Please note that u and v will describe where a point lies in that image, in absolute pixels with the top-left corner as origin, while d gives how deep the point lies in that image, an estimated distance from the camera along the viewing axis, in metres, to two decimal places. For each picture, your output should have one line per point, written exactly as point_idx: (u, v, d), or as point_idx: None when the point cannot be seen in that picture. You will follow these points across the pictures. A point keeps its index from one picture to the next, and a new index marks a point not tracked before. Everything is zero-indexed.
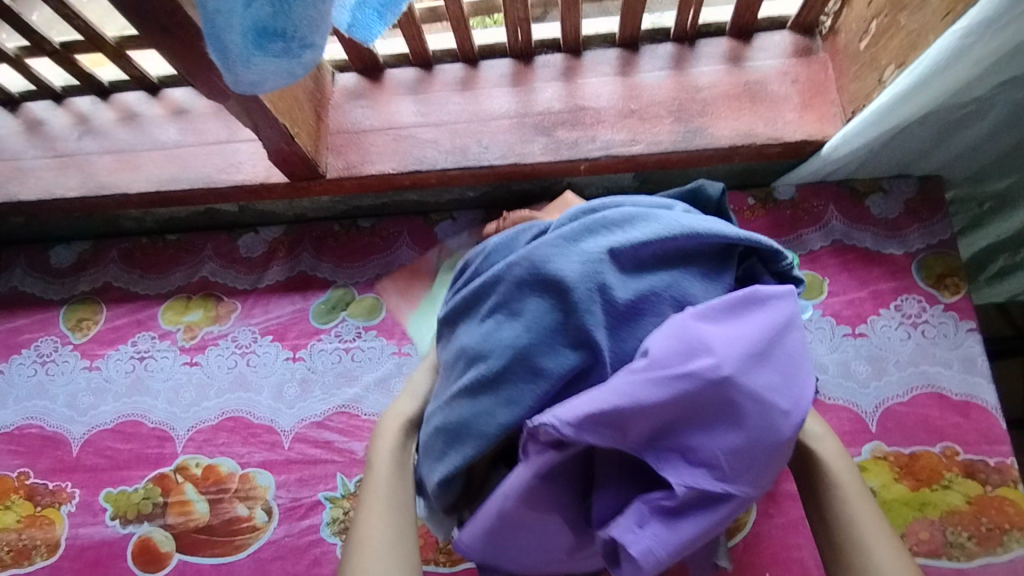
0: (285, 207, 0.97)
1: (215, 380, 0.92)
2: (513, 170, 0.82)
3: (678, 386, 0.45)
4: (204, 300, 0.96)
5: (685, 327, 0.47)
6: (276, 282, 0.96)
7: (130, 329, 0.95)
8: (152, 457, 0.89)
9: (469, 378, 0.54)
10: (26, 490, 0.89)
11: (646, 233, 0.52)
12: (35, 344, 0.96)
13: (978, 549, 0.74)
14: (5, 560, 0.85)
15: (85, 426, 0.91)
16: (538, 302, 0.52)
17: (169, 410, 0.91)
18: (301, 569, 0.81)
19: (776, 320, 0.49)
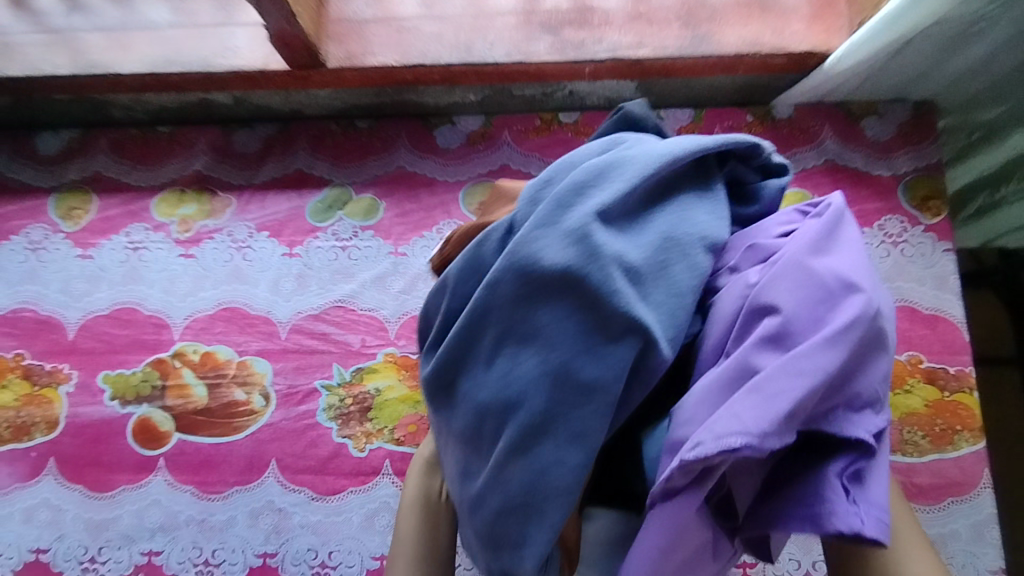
0: (283, 103, 0.94)
1: (211, 273, 0.92)
2: (517, 69, 0.81)
3: (846, 340, 0.39)
4: (198, 194, 0.95)
5: (811, 277, 0.41)
6: (272, 179, 0.96)
7: (122, 219, 0.95)
8: (150, 343, 0.90)
9: (511, 436, 0.45)
10: (23, 370, 0.90)
11: (624, 183, 0.45)
12: (25, 231, 0.95)
13: (930, 447, 0.81)
14: (4, 435, 0.88)
15: (81, 311, 0.92)
16: (558, 306, 0.44)
17: (166, 299, 0.92)
18: (299, 449, 0.85)
19: (854, 230, 0.46)
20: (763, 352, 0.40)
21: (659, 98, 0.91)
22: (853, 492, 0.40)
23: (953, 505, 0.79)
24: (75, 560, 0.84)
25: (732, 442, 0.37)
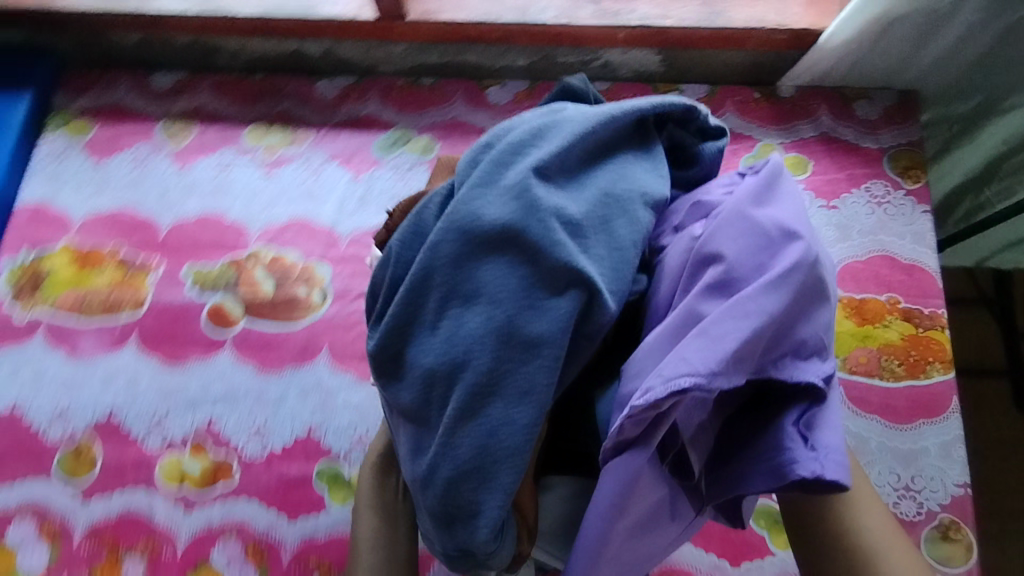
0: (362, 56, 1.12)
1: (287, 192, 1.07)
2: (563, 31, 1.00)
3: (787, 284, 0.51)
4: (283, 127, 1.11)
5: (751, 233, 0.54)
6: (345, 120, 1.11)
7: (217, 143, 1.11)
8: (228, 244, 1.04)
9: (470, 386, 0.52)
10: (118, 259, 1.04)
11: (561, 142, 0.56)
12: (134, 148, 1.11)
13: (904, 375, 0.91)
14: (97, 311, 1.01)
15: (173, 216, 1.07)
16: (503, 259, 0.52)
17: (246, 211, 1.06)
18: (348, 339, 0.98)
19: (792, 186, 0.58)
20: (713, 300, 0.52)
21: (680, 73, 1.07)
22: (808, 436, 0.53)
23: (925, 425, 0.89)
24: (146, 420, 0.96)
25: (682, 381, 0.48)
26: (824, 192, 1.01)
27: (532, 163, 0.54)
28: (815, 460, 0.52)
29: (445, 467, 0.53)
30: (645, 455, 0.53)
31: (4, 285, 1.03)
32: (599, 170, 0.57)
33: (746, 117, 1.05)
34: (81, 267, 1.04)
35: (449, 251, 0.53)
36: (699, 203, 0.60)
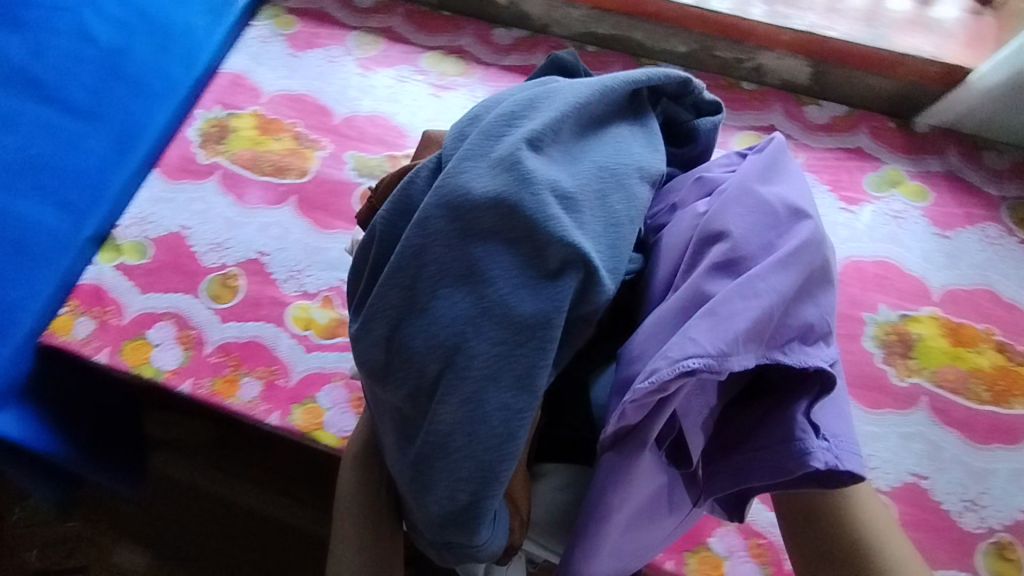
0: (540, 11, 1.24)
1: (450, 112, 1.20)
2: (733, 23, 1.13)
3: (795, 261, 0.56)
4: (458, 58, 1.25)
5: (757, 214, 0.59)
6: (512, 65, 1.24)
7: (399, 60, 1.25)
8: (390, 143, 1.17)
9: (472, 360, 0.55)
10: (294, 133, 1.18)
11: (549, 118, 0.60)
12: (328, 48, 1.26)
13: (987, 401, 0.95)
14: (268, 170, 1.14)
15: (349, 108, 1.20)
16: (499, 238, 0.56)
17: (411, 119, 1.19)
18: None
19: (789, 165, 0.64)
20: (721, 280, 0.56)
21: (824, 90, 1.17)
22: (814, 425, 0.58)
23: (1000, 450, 0.92)
24: (288, 268, 1.06)
25: (691, 360, 0.52)
26: (938, 220, 1.07)
27: (523, 136, 0.58)
28: (828, 450, 0.57)
29: (446, 470, 0.57)
30: (637, 454, 0.60)
31: (195, 132, 1.18)
32: (591, 155, 0.60)
33: (879, 140, 1.13)
34: (262, 132, 1.18)
35: (448, 234, 0.56)
36: (704, 184, 0.66)
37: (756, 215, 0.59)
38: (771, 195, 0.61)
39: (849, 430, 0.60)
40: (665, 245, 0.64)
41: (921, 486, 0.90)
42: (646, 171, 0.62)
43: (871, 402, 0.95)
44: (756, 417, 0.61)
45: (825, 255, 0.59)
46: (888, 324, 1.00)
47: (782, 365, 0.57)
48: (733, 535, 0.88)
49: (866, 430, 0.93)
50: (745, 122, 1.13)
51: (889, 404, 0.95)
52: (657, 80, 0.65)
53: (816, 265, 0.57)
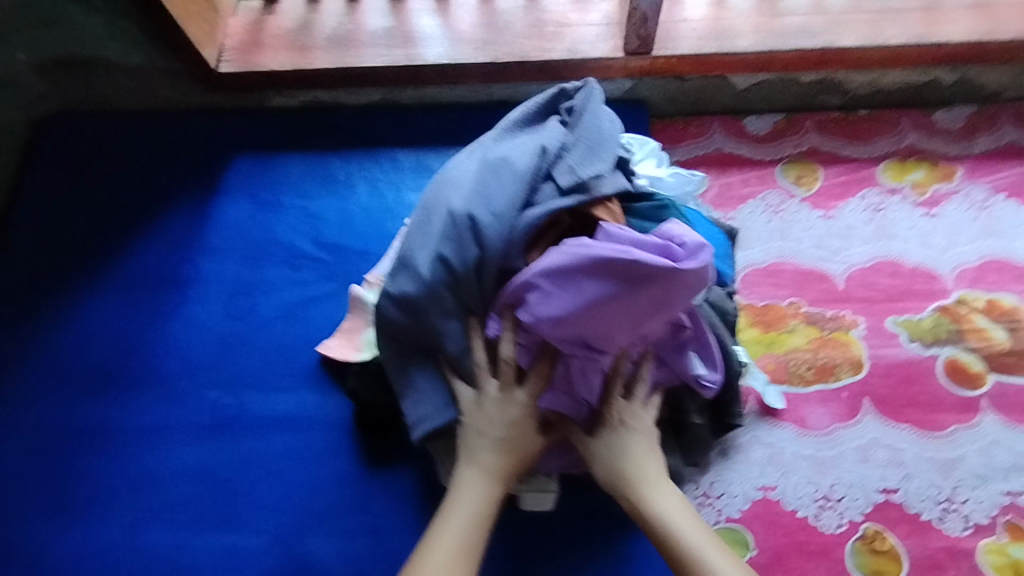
0: (811, 86, 1.12)
1: (752, 231, 1.06)
2: (989, 47, 1.07)
3: (580, 328, 0.68)
4: (729, 163, 1.11)
5: (553, 281, 0.67)
6: (795, 152, 1.11)
7: (757, 187, 1.09)
8: (821, 283, 1.01)
9: (410, 301, 0.74)
10: (803, 315, 0.99)
11: (497, 150, 0.76)
12: (763, 196, 1.08)
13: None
14: (810, 375, 0.95)
15: (843, 264, 1.02)
16: (433, 221, 0.74)
17: (747, 255, 1.04)
18: (771, 320, 0.99)
19: (612, 273, 0.65)
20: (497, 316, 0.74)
21: None
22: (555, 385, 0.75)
23: None
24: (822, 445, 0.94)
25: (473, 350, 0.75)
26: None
27: (482, 166, 0.75)
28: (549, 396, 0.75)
29: (424, 387, 0.78)
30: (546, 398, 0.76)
31: None
32: (578, 129, 0.78)
33: None
34: (763, 322, 0.99)
35: (442, 231, 0.72)
36: (578, 266, 0.66)
37: (609, 309, 0.66)
38: (581, 293, 0.66)
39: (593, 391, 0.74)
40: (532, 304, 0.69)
41: (894, 502, 0.87)
42: (596, 169, 0.74)
43: (931, 425, 0.91)
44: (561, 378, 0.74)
45: (585, 331, 0.68)
46: (907, 319, 0.98)
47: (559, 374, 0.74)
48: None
49: (822, 455, 0.90)
50: (1011, 136, 1.10)
51: (831, 421, 0.92)
52: (547, 100, 0.81)
53: (550, 323, 0.68)
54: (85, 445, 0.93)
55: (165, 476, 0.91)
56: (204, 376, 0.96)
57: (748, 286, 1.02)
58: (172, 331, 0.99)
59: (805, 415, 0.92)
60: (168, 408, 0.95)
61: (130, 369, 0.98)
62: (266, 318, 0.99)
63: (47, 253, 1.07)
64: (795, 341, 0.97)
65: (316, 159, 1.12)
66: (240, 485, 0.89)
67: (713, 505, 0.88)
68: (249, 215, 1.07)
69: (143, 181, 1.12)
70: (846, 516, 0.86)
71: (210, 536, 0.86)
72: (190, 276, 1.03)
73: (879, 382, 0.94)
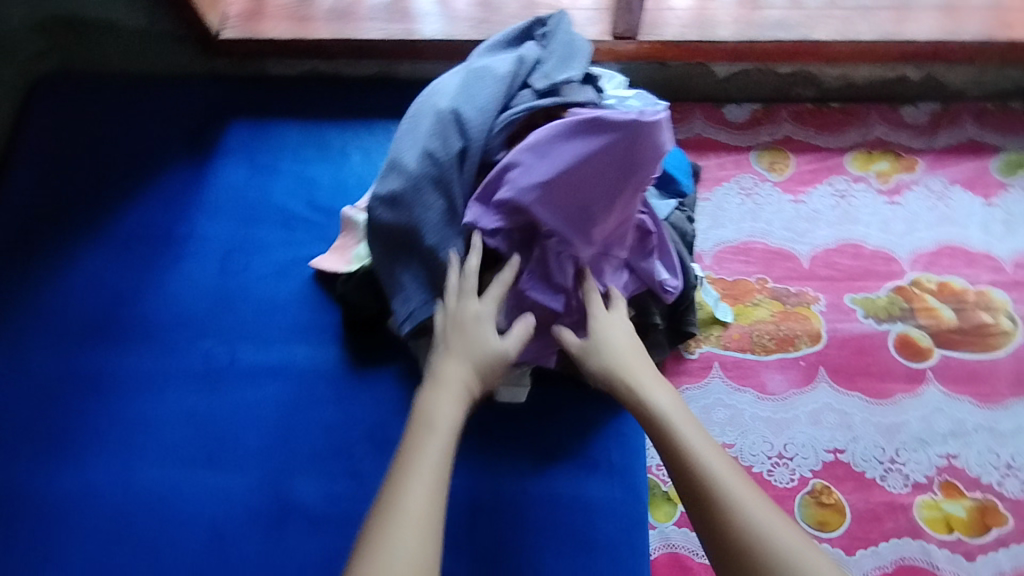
0: (786, 77, 1.19)
1: (726, 211, 1.12)
2: (950, 48, 1.15)
3: (559, 199, 0.71)
4: (708, 147, 1.17)
5: (535, 154, 0.71)
6: (769, 140, 1.18)
7: (732, 171, 1.16)
8: (787, 262, 1.08)
9: (395, 195, 0.81)
10: (768, 291, 1.06)
11: (478, 65, 0.85)
12: (737, 180, 1.15)
13: (971, 349, 1.01)
14: (771, 345, 1.02)
15: (808, 245, 1.09)
16: (420, 125, 0.83)
17: (720, 234, 1.11)
18: (739, 294, 1.05)
19: (589, 139, 0.69)
20: (478, 202, 0.76)
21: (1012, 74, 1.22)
22: (534, 272, 0.77)
23: None
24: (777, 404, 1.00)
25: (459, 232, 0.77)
26: (978, 188, 1.13)
27: (463, 79, 0.84)
28: (528, 281, 0.77)
29: (407, 279, 0.84)
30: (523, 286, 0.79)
31: None
32: (550, 45, 0.86)
33: None
34: (731, 296, 1.05)
35: (428, 130, 0.81)
36: (557, 136, 0.70)
37: (587, 172, 0.69)
38: (561, 160, 0.69)
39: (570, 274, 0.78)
40: (513, 177, 0.71)
41: (841, 461, 0.94)
42: (567, 74, 0.82)
43: (879, 393, 0.98)
44: (539, 263, 0.77)
45: (564, 204, 0.71)
46: (864, 297, 1.05)
47: (537, 259, 0.77)
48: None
49: (778, 417, 0.97)
50: (968, 133, 1.18)
51: (789, 386, 0.99)
52: (524, 27, 0.90)
53: (535, 190, 0.70)
54: (78, 391, 0.95)
55: (157, 421, 0.93)
56: (198, 328, 0.99)
57: (718, 263, 1.08)
58: (168, 284, 1.01)
59: (765, 381, 0.99)
60: (161, 356, 0.97)
61: (123, 320, 0.99)
62: (260, 274, 1.02)
63: (45, 205, 1.07)
64: (759, 313, 1.04)
65: (312, 125, 1.15)
66: (231, 430, 0.92)
67: None
68: (246, 178, 1.10)
69: (143, 140, 1.13)
70: (797, 472, 0.93)
71: (202, 475, 0.90)
72: (187, 233, 1.05)
73: (835, 353, 1.01)
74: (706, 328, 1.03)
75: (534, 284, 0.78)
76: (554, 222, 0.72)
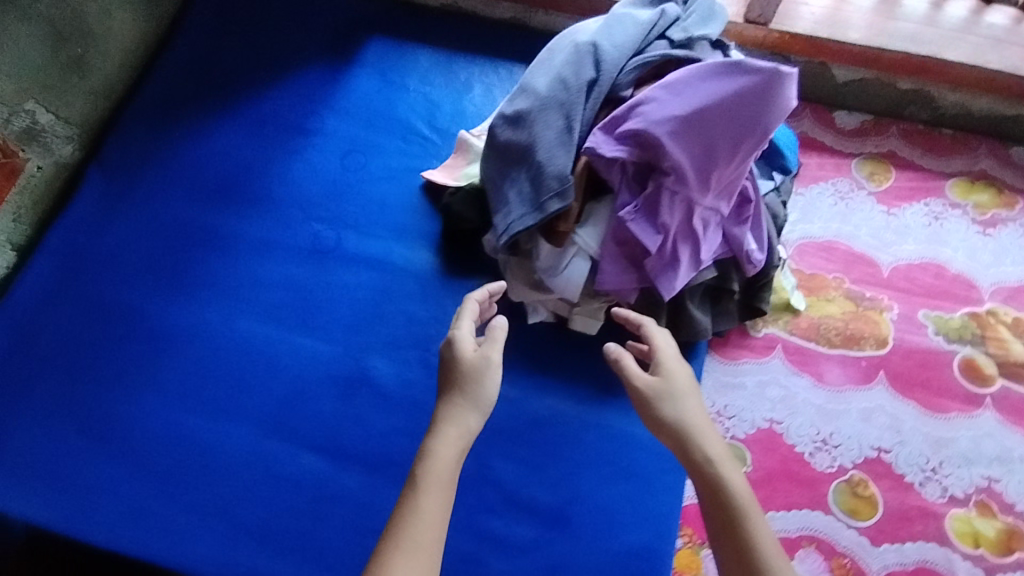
0: (904, 94, 1.21)
1: (816, 209, 1.15)
2: None
3: (684, 133, 0.78)
4: (811, 145, 1.20)
5: (669, 92, 0.80)
6: (873, 151, 1.20)
7: (830, 173, 1.18)
8: (868, 267, 1.10)
9: (521, 114, 0.88)
10: (844, 290, 1.08)
11: (620, 11, 0.91)
12: (833, 182, 1.17)
13: None
14: (836, 340, 1.05)
15: (891, 257, 1.11)
16: (556, 56, 0.90)
17: (807, 229, 1.14)
18: (814, 287, 1.09)
19: (722, 81, 0.77)
20: (603, 128, 0.84)
21: None
22: (638, 204, 0.84)
23: None
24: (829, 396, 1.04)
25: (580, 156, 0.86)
26: None
27: (604, 20, 0.90)
28: (631, 211, 0.84)
29: (511, 195, 0.90)
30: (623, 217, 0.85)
31: None
32: (693, 4, 0.91)
33: None
34: (807, 287, 1.09)
35: (564, 59, 0.88)
36: (691, 79, 0.79)
37: (717, 113, 0.77)
38: (692, 99, 0.78)
39: (672, 212, 0.83)
40: (645, 109, 0.80)
41: (884, 460, 0.97)
42: (703, 33, 0.88)
43: (934, 407, 1.00)
44: (644, 198, 0.84)
45: (686, 139, 0.79)
46: (938, 315, 1.07)
47: (646, 194, 0.84)
48: (817, 560, 0.91)
49: (829, 407, 1.00)
50: None
51: (846, 381, 1.02)
52: None
53: (664, 121, 0.78)
54: (201, 242, 1.05)
55: (264, 282, 1.03)
56: (312, 210, 1.08)
57: (800, 255, 1.12)
58: (292, 167, 1.12)
59: (823, 371, 1.02)
60: (277, 227, 1.07)
61: (249, 189, 1.10)
62: (373, 175, 1.11)
63: (197, 77, 1.19)
64: (830, 309, 1.07)
65: (443, 53, 1.24)
66: (325, 303, 1.02)
67: (723, 422, 0.98)
68: (374, 88, 1.19)
69: (291, 37, 1.23)
70: (837, 460, 0.97)
71: (293, 336, 1.00)
72: (316, 127, 1.15)
73: (898, 360, 1.03)
74: (777, 312, 1.07)
75: (635, 216, 0.84)
76: (673, 154, 0.79)
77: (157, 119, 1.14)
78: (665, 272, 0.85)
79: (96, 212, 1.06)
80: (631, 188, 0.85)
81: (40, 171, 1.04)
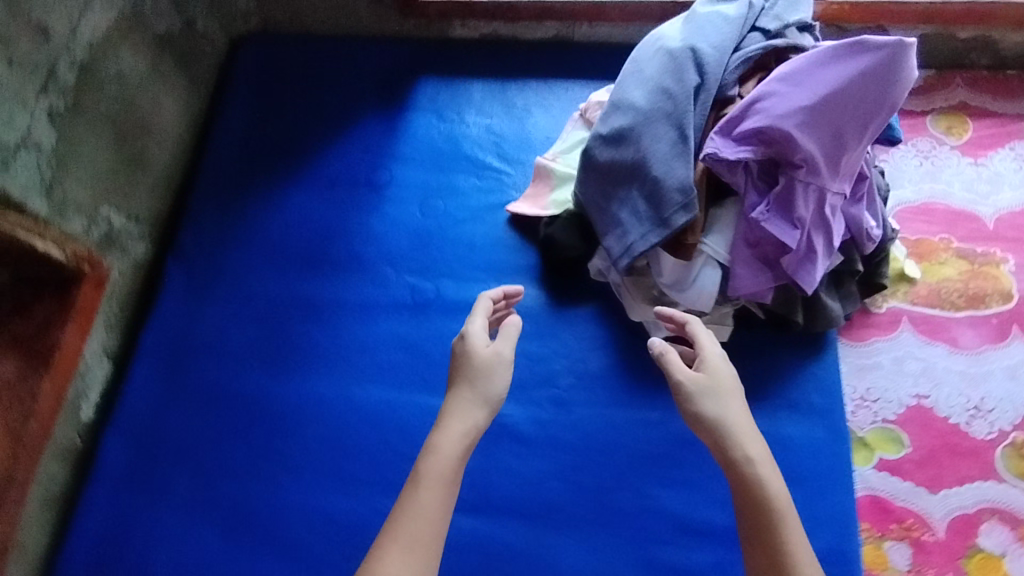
0: (963, 43, 1.19)
1: (904, 172, 1.13)
2: None
3: (810, 122, 0.76)
4: None
5: (786, 85, 0.78)
6: (944, 104, 1.18)
7: (909, 134, 1.16)
8: (971, 222, 1.08)
9: (624, 131, 0.86)
10: (954, 250, 1.06)
11: (702, 11, 0.89)
12: (914, 142, 1.15)
13: None
14: (961, 302, 1.02)
15: (992, 208, 1.09)
16: (648, 66, 0.87)
17: (900, 194, 1.11)
18: (923, 251, 1.06)
19: (843, 64, 0.74)
20: (720, 132, 0.82)
21: None
22: (769, 201, 0.81)
23: None
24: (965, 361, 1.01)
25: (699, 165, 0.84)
26: None
27: (690, 23, 0.88)
28: (762, 210, 0.81)
29: (624, 214, 0.87)
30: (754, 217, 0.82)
31: None
32: None
33: None
34: (917, 253, 1.06)
35: (660, 69, 0.86)
36: (807, 68, 0.77)
37: (843, 97, 0.74)
38: (813, 87, 0.76)
39: (807, 203, 0.79)
40: (763, 106, 0.78)
41: None
42: (797, 18, 0.85)
43: None
44: (773, 195, 0.81)
45: (813, 129, 0.76)
46: None
47: (775, 190, 0.81)
48: (1002, 531, 0.88)
49: (972, 371, 0.97)
50: None
51: (981, 341, 0.99)
52: None
53: (787, 114, 0.76)
54: (297, 315, 1.02)
55: (370, 345, 1.00)
56: (402, 264, 1.05)
57: (900, 223, 1.09)
58: (371, 224, 1.08)
59: (957, 336, 1.00)
60: (371, 287, 1.04)
61: (333, 253, 1.07)
62: (455, 217, 1.08)
63: (252, 150, 1.15)
64: (947, 271, 1.04)
65: (495, 81, 1.21)
66: (438, 356, 0.98)
67: (871, 407, 0.96)
68: (435, 128, 1.16)
69: (338, 93, 1.21)
70: (995, 425, 0.94)
71: (413, 396, 0.96)
72: (385, 179, 1.12)
73: None
74: (894, 284, 1.04)
75: (768, 215, 0.81)
76: (801, 146, 0.76)
77: (222, 200, 1.11)
78: (805, 266, 0.82)
79: (185, 304, 1.03)
80: (755, 187, 0.83)
81: (121, 275, 1.01)
